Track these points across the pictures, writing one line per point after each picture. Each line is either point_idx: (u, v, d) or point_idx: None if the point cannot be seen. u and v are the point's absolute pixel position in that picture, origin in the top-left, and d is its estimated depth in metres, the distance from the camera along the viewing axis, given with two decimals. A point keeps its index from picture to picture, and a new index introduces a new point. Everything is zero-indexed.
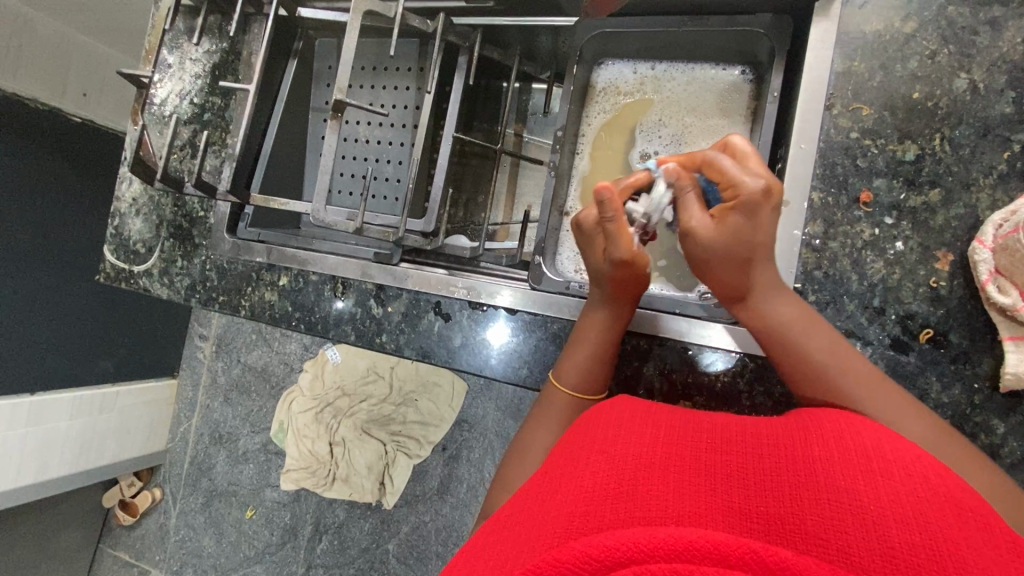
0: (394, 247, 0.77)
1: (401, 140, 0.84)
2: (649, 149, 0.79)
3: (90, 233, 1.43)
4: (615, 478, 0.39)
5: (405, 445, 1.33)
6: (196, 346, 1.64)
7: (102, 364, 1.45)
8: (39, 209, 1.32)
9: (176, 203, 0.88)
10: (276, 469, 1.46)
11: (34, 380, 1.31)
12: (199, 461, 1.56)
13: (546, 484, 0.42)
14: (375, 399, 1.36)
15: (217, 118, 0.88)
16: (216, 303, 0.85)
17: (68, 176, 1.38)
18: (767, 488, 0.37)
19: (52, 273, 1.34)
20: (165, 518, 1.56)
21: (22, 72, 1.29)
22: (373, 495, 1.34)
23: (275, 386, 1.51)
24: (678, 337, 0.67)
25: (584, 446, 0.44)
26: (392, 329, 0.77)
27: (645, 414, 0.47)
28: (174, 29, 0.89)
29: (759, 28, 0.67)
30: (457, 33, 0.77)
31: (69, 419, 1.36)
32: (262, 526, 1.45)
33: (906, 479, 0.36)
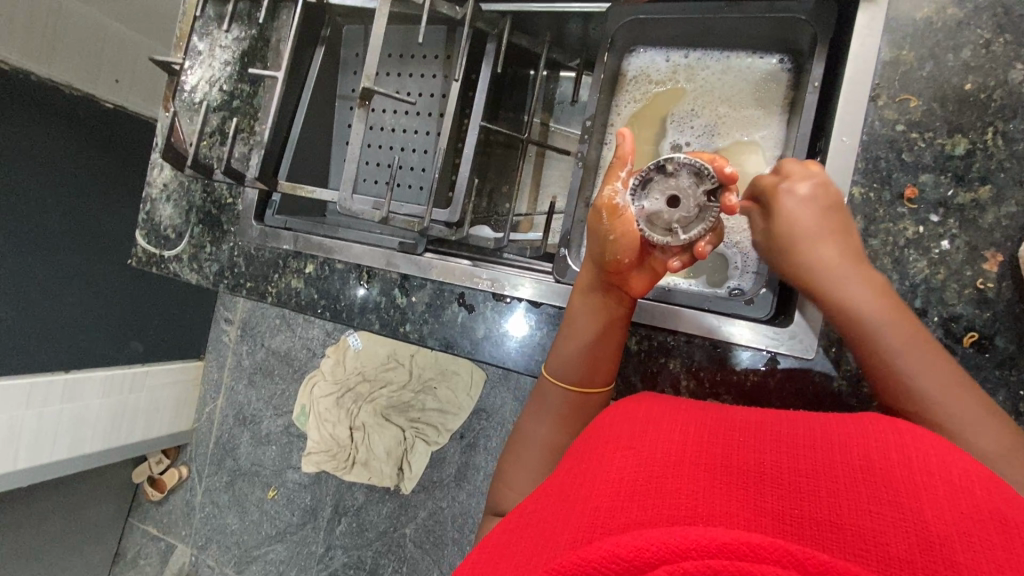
0: (418, 238, 0.77)
1: (427, 128, 0.83)
2: (681, 140, 0.77)
3: (120, 216, 1.47)
4: (642, 475, 0.39)
5: (424, 432, 1.34)
6: (221, 330, 1.65)
7: (134, 346, 1.53)
8: (70, 192, 1.37)
9: (205, 189, 0.90)
10: (298, 451, 1.49)
11: (68, 358, 1.37)
12: (223, 442, 1.60)
13: (570, 476, 0.42)
14: (395, 386, 1.37)
15: (245, 105, 0.88)
16: (243, 289, 0.86)
17: (99, 160, 1.42)
18: (802, 490, 0.36)
19: (84, 258, 1.41)
20: (191, 495, 1.61)
21: (56, 59, 1.33)
22: (392, 481, 1.36)
23: (298, 370, 1.53)
24: (707, 334, 0.65)
25: (608, 442, 0.44)
26: (416, 319, 0.77)
27: (674, 414, 0.47)
28: (205, 16, 0.89)
29: (802, 15, 0.64)
30: (486, 20, 0.76)
31: (101, 397, 1.40)
32: (284, 506, 1.49)
33: (951, 492, 0.34)
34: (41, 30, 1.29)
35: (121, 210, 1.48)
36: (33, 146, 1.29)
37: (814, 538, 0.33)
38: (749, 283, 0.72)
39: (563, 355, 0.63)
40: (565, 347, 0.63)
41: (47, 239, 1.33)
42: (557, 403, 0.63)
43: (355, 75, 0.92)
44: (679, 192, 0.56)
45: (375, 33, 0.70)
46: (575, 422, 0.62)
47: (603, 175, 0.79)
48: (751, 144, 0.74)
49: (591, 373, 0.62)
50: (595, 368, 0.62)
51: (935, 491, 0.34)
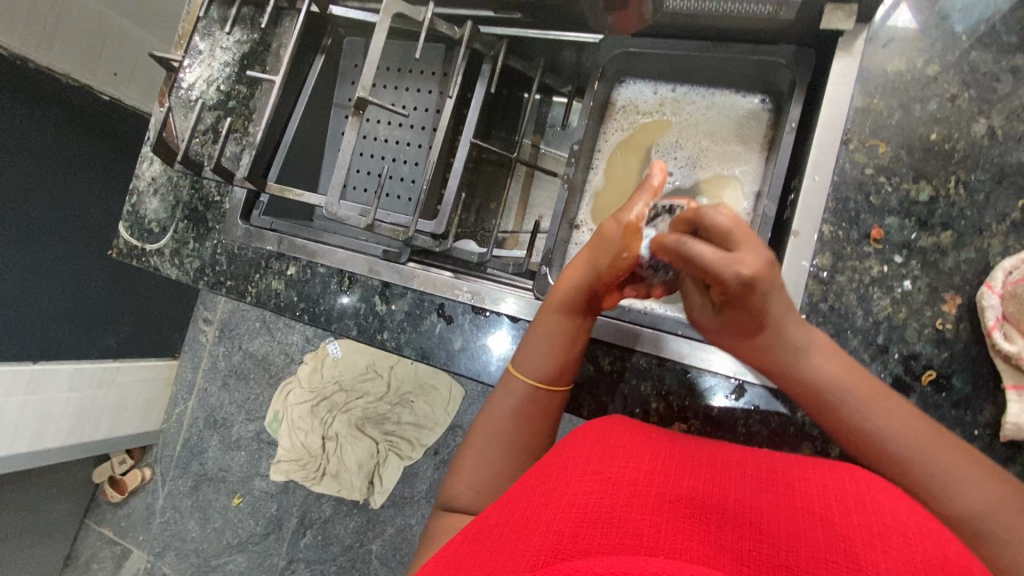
0: (403, 247, 0.78)
1: (419, 141, 0.85)
2: (664, 169, 0.80)
3: (105, 207, 1.46)
4: (606, 502, 0.39)
5: (397, 446, 1.33)
6: (200, 330, 1.63)
7: (107, 342, 1.50)
8: (54, 178, 1.35)
9: (193, 186, 0.90)
10: (267, 459, 1.46)
11: (37, 348, 1.35)
12: (191, 444, 1.56)
13: (535, 494, 0.43)
14: (371, 397, 1.37)
15: (241, 106, 0.89)
16: (223, 287, 0.85)
17: (89, 147, 1.42)
18: (760, 525, 0.37)
19: (64, 247, 1.39)
20: (152, 498, 1.57)
21: (56, 48, 1.35)
22: (361, 494, 1.34)
23: (273, 376, 1.51)
24: (678, 359, 0.66)
25: (576, 464, 0.45)
26: (394, 328, 0.77)
27: (643, 445, 0.47)
28: (208, 18, 0.91)
29: (782, 59, 0.68)
30: (484, 42, 0.79)
31: (67, 391, 1.39)
32: (247, 516, 1.45)
33: (902, 525, 0.35)
34: (44, 19, 1.31)
35: (105, 202, 1.47)
36: (17, 132, 1.27)
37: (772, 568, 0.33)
38: None
39: (533, 354, 0.64)
40: (537, 347, 0.64)
41: (26, 223, 1.31)
42: (517, 404, 0.64)
43: (352, 85, 0.94)
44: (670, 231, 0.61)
45: (375, 45, 0.72)
46: (535, 426, 0.63)
47: (588, 199, 0.81)
48: (730, 178, 0.76)
49: (561, 368, 0.64)
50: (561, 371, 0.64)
51: (889, 540, 0.35)
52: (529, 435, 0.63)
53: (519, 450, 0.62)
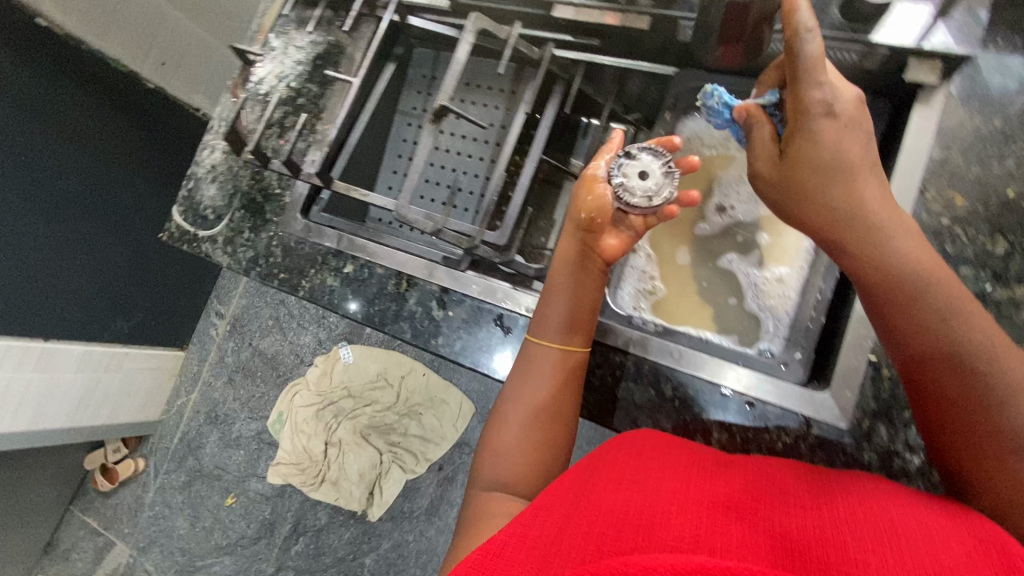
0: (463, 255, 0.79)
1: (481, 154, 0.88)
2: (725, 203, 0.80)
3: (133, 191, 1.48)
4: (643, 517, 0.41)
5: (401, 458, 1.46)
6: (211, 323, 1.79)
7: (120, 325, 1.55)
8: (88, 159, 1.36)
9: (254, 176, 0.90)
10: (265, 460, 1.61)
11: (55, 327, 1.38)
12: (189, 438, 1.71)
13: (576, 500, 0.45)
14: (379, 406, 1.49)
15: (310, 103, 0.90)
16: (275, 279, 0.85)
17: (130, 133, 1.44)
18: (797, 525, 0.39)
19: (93, 228, 1.40)
20: (142, 491, 1.69)
21: (111, 34, 1.34)
22: (359, 504, 1.47)
23: (281, 376, 1.67)
24: (740, 390, 0.70)
25: (613, 479, 0.48)
26: (449, 334, 0.77)
27: (673, 470, 0.49)
28: (286, 18, 0.93)
29: (858, 105, 0.68)
30: (559, 64, 0.81)
31: (74, 372, 1.43)
32: (240, 517, 1.58)
33: (934, 538, 0.37)
34: (102, 6, 1.30)
35: (137, 188, 1.49)
36: (65, 110, 1.29)
37: (807, 555, 0.35)
38: (780, 347, 0.73)
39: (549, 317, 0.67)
40: (547, 309, 0.68)
41: (56, 202, 1.31)
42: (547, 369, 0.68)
43: (418, 95, 0.96)
44: (648, 170, 0.66)
45: (458, 57, 0.74)
46: (564, 392, 0.67)
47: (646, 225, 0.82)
48: None
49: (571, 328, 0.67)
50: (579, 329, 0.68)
51: (932, 556, 0.35)
52: (557, 403, 0.67)
53: (548, 417, 0.66)
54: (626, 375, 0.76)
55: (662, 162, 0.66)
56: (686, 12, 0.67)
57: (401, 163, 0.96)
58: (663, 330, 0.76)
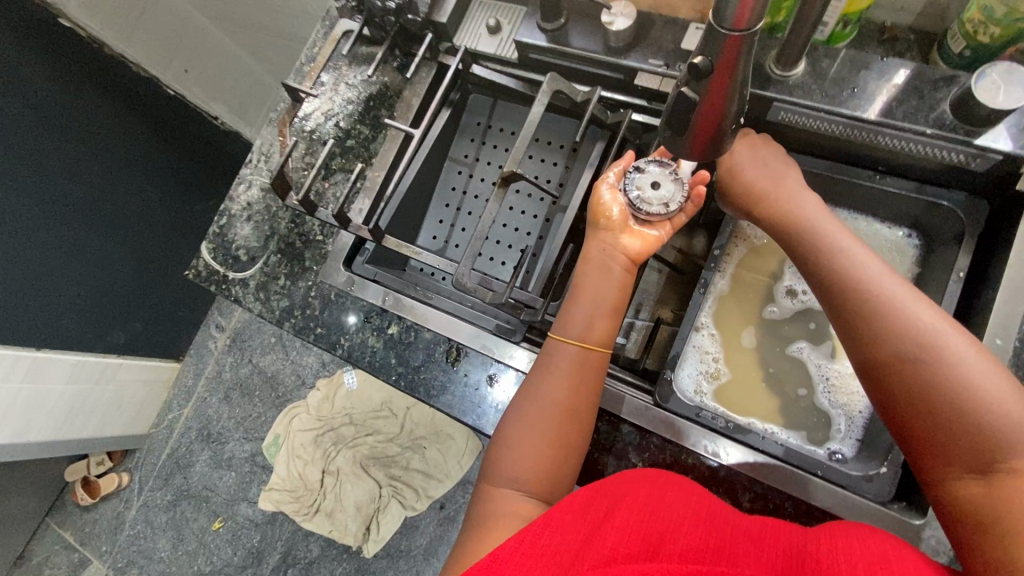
0: (518, 325, 0.74)
1: (536, 213, 0.82)
2: (798, 286, 0.77)
3: (143, 198, 1.41)
4: (656, 529, 0.44)
5: (401, 493, 1.40)
6: (210, 335, 1.72)
7: (115, 336, 1.48)
8: (100, 165, 1.28)
9: (293, 219, 0.85)
10: (258, 484, 1.53)
11: (44, 336, 1.30)
12: (178, 455, 1.62)
13: (589, 508, 0.47)
14: (382, 436, 1.46)
15: (360, 147, 0.86)
16: (311, 333, 0.80)
17: (142, 137, 1.36)
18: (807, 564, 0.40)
19: (96, 235, 1.33)
20: (123, 507, 1.60)
21: (136, 37, 1.25)
22: (354, 539, 1.40)
23: (280, 396, 1.60)
24: (828, 507, 0.62)
25: (628, 493, 0.49)
26: (499, 412, 0.71)
27: (685, 482, 0.52)
28: (338, 53, 0.88)
29: (951, 204, 0.66)
30: (632, 130, 0.77)
31: (64, 383, 1.35)
32: (226, 542, 1.50)
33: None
34: (130, 9, 1.21)
35: (148, 196, 1.43)
36: (82, 114, 1.21)
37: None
38: (851, 449, 0.69)
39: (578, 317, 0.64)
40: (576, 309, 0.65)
41: (63, 208, 1.23)
42: (568, 365, 0.63)
43: (471, 142, 0.92)
44: (660, 180, 0.66)
45: (532, 119, 0.70)
46: (582, 392, 0.62)
47: (711, 302, 0.78)
48: None
49: (593, 327, 0.64)
50: (600, 326, 0.64)
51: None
52: (581, 405, 0.61)
53: (568, 419, 0.60)
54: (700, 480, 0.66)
55: (669, 171, 0.66)
56: (783, 95, 0.63)
57: (449, 212, 0.91)
58: (735, 428, 0.66)
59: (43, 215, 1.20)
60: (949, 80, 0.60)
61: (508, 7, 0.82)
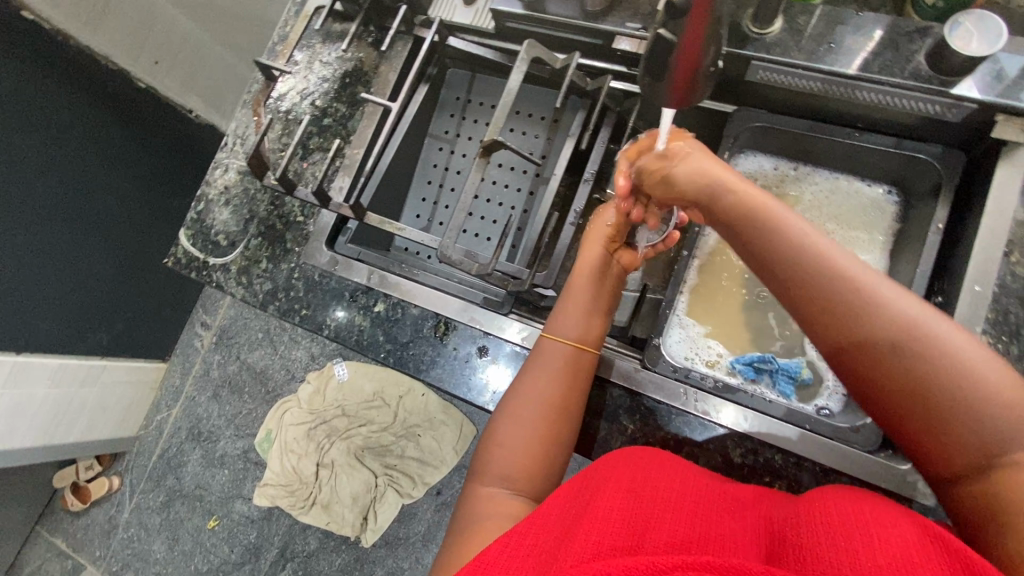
0: (505, 297, 0.73)
1: (520, 185, 0.82)
2: None
3: (119, 196, 1.37)
4: (640, 512, 0.43)
5: (397, 481, 1.40)
6: (196, 334, 1.69)
7: (98, 337, 1.44)
8: (73, 163, 1.25)
9: (272, 202, 0.83)
10: (252, 481, 1.52)
11: (24, 341, 1.26)
12: (169, 456, 1.60)
13: (575, 505, 0.46)
14: (376, 427, 1.42)
15: (337, 125, 0.84)
16: (296, 315, 0.79)
17: (116, 134, 1.33)
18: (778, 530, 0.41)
19: (73, 234, 1.29)
20: (115, 511, 1.58)
21: (101, 29, 1.22)
22: (353, 530, 1.40)
23: (270, 391, 1.59)
24: (818, 460, 0.63)
25: (613, 478, 0.48)
26: (489, 383, 0.71)
27: (675, 465, 0.51)
28: (311, 30, 0.86)
29: (928, 156, 0.66)
30: (611, 96, 0.76)
31: (47, 388, 1.32)
32: (222, 540, 1.49)
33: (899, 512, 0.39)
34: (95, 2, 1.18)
35: (125, 194, 1.39)
36: (49, 111, 1.17)
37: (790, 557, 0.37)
38: (838, 404, 0.70)
39: (571, 316, 0.65)
40: (572, 310, 0.65)
41: (37, 209, 1.20)
42: (557, 362, 0.63)
43: (451, 117, 0.91)
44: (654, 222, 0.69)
45: (511, 86, 0.69)
46: (571, 387, 0.62)
47: (694, 268, 0.79)
48: None
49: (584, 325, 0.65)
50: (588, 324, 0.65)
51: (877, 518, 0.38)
52: (569, 403, 0.61)
53: (558, 415, 0.60)
54: (691, 439, 0.66)
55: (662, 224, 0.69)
56: (761, 53, 0.63)
57: (432, 190, 0.90)
58: (724, 387, 0.67)
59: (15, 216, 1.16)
60: (923, 31, 0.60)
61: None
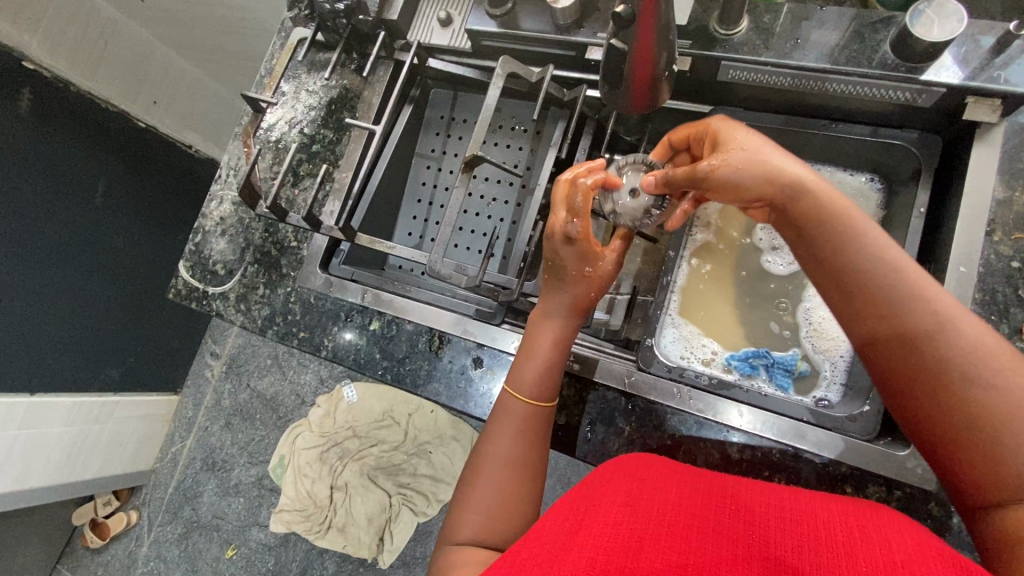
0: (497, 307, 0.74)
1: (507, 197, 0.83)
2: (773, 243, 0.78)
3: (127, 236, 1.41)
4: (635, 529, 0.42)
5: (411, 500, 1.39)
6: (205, 364, 1.70)
7: (110, 373, 1.46)
8: (80, 205, 1.28)
9: (267, 228, 0.85)
10: (267, 507, 1.53)
11: (37, 380, 1.29)
12: (185, 487, 1.61)
13: (567, 522, 0.45)
14: (386, 446, 1.42)
15: (326, 151, 0.87)
16: (295, 338, 0.80)
17: (122, 175, 1.37)
18: (771, 541, 0.40)
19: (80, 273, 1.32)
20: (135, 545, 1.59)
21: (101, 72, 1.28)
22: (369, 552, 1.39)
23: (281, 417, 1.60)
24: (816, 451, 0.63)
25: (607, 496, 0.47)
26: (487, 394, 0.72)
27: (668, 475, 0.51)
28: (296, 61, 0.89)
29: (905, 142, 0.67)
30: (589, 104, 0.78)
31: (62, 426, 1.34)
32: (241, 568, 1.50)
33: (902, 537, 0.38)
34: (89, 49, 1.24)
35: (131, 232, 1.42)
36: (54, 156, 1.21)
37: None
38: (837, 395, 0.70)
39: (529, 374, 0.64)
40: (530, 368, 0.64)
41: (45, 252, 1.24)
42: (521, 418, 0.63)
43: (437, 136, 0.93)
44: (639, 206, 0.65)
45: (488, 102, 0.70)
46: (536, 441, 0.63)
47: (684, 268, 0.79)
48: None
49: (545, 386, 0.65)
50: (548, 383, 0.65)
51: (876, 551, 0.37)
52: (535, 454, 0.62)
53: (523, 471, 0.60)
54: (687, 437, 0.67)
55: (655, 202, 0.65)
56: (730, 53, 0.64)
57: (422, 208, 0.91)
58: (720, 383, 0.67)
59: (24, 259, 1.20)
60: (886, 21, 0.61)
61: None
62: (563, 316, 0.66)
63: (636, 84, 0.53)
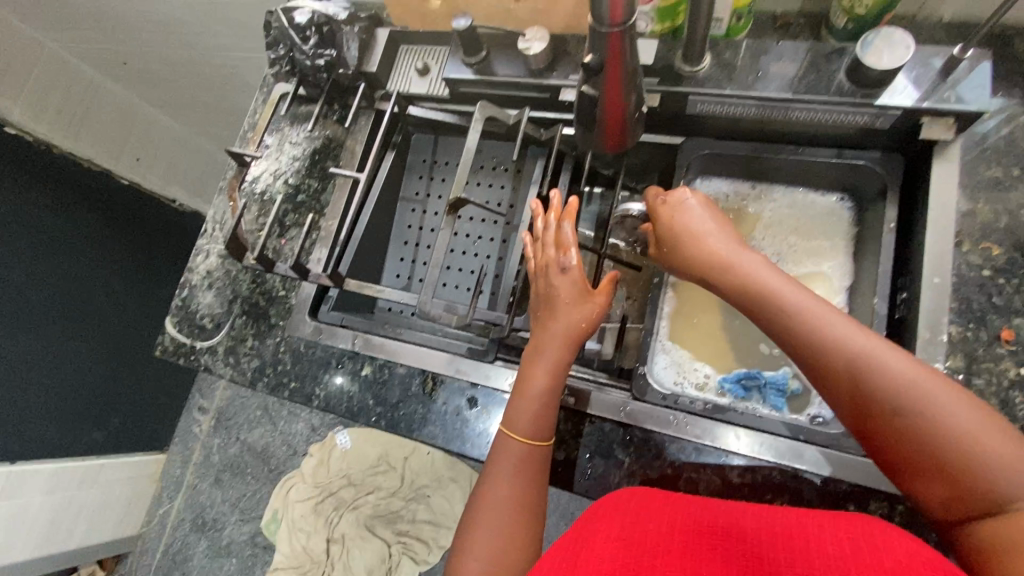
0: (489, 344, 0.75)
1: (492, 234, 0.85)
2: None
3: (110, 292, 1.40)
4: (629, 562, 0.42)
5: (411, 548, 1.35)
6: (193, 420, 1.65)
7: (92, 437, 1.36)
8: (58, 262, 1.29)
9: (254, 279, 0.85)
10: (261, 567, 1.46)
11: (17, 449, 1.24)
12: (173, 552, 1.54)
13: (564, 562, 0.45)
14: (383, 493, 1.38)
15: (311, 200, 0.88)
16: (286, 389, 0.79)
17: (99, 228, 1.38)
18: (777, 567, 0.39)
19: (64, 334, 1.30)
20: None
21: (82, 133, 1.32)
22: None
23: (273, 470, 1.55)
24: (815, 470, 0.63)
25: (601, 531, 0.47)
26: (483, 434, 0.71)
27: (662, 503, 0.50)
28: (278, 115, 0.91)
29: (869, 163, 0.70)
30: (566, 142, 0.80)
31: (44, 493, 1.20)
32: None
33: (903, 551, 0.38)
34: (72, 113, 1.28)
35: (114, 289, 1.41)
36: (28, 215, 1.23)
37: None
38: (830, 412, 0.71)
39: (524, 411, 0.63)
40: (525, 406, 0.63)
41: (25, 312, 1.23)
42: (517, 457, 0.63)
43: (420, 179, 0.94)
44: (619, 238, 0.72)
45: (469, 145, 0.73)
46: (534, 479, 0.62)
47: (671, 294, 0.81)
48: (819, 274, 0.76)
49: (541, 422, 0.64)
50: (542, 420, 0.64)
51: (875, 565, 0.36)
52: (534, 493, 0.62)
53: (523, 510, 0.60)
54: (688, 465, 0.66)
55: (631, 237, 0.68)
56: (696, 88, 0.68)
57: (409, 249, 0.92)
58: (715, 408, 0.67)
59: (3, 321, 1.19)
60: (839, 52, 0.65)
61: (432, 48, 0.86)
62: (554, 348, 0.65)
63: (608, 115, 0.54)
